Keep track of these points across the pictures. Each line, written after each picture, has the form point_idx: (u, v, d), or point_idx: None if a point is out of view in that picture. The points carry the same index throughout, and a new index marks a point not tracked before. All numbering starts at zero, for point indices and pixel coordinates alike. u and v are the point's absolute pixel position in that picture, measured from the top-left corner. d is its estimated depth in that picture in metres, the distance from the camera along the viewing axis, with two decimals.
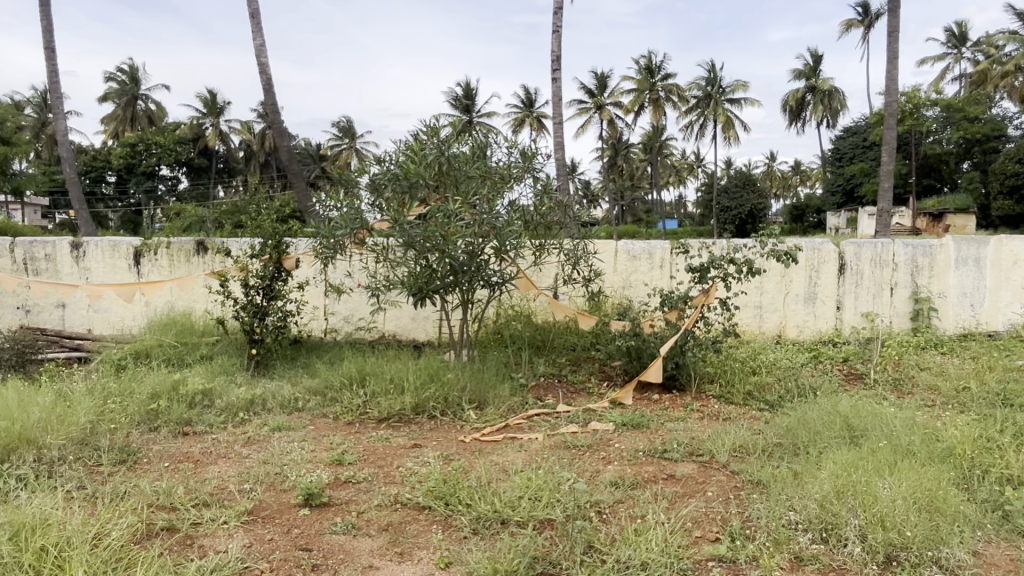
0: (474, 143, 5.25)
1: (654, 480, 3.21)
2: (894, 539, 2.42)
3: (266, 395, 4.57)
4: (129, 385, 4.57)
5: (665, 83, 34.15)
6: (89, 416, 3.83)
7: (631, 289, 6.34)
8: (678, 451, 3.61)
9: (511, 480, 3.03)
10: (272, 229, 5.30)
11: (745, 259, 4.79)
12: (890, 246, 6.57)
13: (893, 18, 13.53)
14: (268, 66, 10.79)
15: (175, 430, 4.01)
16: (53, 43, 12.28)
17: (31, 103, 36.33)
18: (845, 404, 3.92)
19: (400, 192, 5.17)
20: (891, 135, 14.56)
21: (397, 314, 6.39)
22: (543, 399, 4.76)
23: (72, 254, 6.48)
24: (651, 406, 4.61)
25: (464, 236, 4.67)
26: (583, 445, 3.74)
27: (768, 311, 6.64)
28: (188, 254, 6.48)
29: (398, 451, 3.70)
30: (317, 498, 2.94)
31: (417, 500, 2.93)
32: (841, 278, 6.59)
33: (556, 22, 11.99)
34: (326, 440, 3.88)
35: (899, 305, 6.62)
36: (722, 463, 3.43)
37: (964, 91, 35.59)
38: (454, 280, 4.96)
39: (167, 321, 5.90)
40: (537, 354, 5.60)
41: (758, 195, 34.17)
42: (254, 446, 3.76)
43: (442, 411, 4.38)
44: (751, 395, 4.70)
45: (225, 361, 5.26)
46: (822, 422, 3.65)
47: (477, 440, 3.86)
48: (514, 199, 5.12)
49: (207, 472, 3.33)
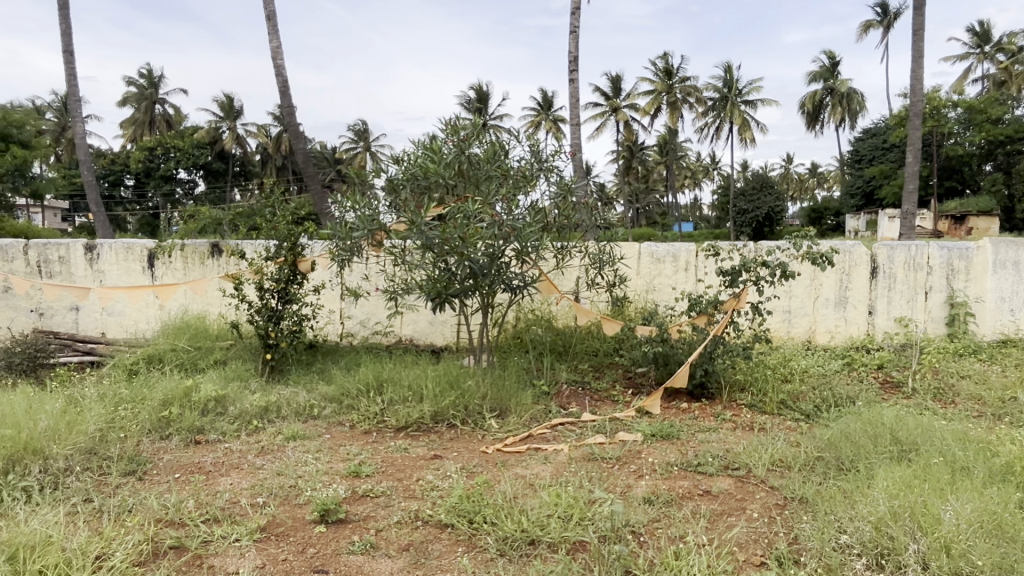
0: (494, 142, 5.09)
1: (689, 497, 3.03)
2: (962, 568, 2.20)
3: (280, 401, 4.42)
4: (141, 392, 4.44)
5: (682, 85, 33.86)
6: (98, 425, 3.71)
7: (656, 293, 6.15)
8: (712, 465, 3.43)
9: (539, 496, 2.86)
10: (288, 231, 5.15)
11: (779, 262, 4.55)
12: (924, 248, 6.32)
13: (920, 16, 13.26)
14: (284, 69, 10.72)
15: (187, 439, 3.87)
16: (73, 47, 12.31)
17: (52, 108, 36.78)
18: (888, 415, 3.71)
19: (418, 192, 5.00)
20: (917, 135, 14.27)
21: (414, 318, 6.23)
22: (567, 407, 4.58)
23: (86, 257, 6.39)
24: (680, 414, 4.42)
25: (484, 238, 4.52)
26: (612, 457, 3.55)
27: (798, 316, 6.42)
28: (203, 256, 6.37)
29: (419, 462, 3.53)
30: (333, 514, 2.78)
31: (439, 517, 2.76)
32: (873, 282, 6.36)
33: (573, 23, 11.86)
34: (343, 450, 3.73)
35: (934, 310, 6.37)
36: (761, 478, 3.25)
37: (987, 91, 34.94)
38: (473, 284, 4.78)
39: (180, 325, 5.78)
40: (559, 360, 5.43)
41: (777, 197, 33.72)
42: (268, 457, 3.62)
43: (463, 420, 4.20)
44: (785, 404, 4.49)
45: (238, 366, 5.12)
46: (867, 434, 3.43)
47: (500, 451, 3.70)
48: (535, 200, 4.98)
49: (219, 484, 3.19)
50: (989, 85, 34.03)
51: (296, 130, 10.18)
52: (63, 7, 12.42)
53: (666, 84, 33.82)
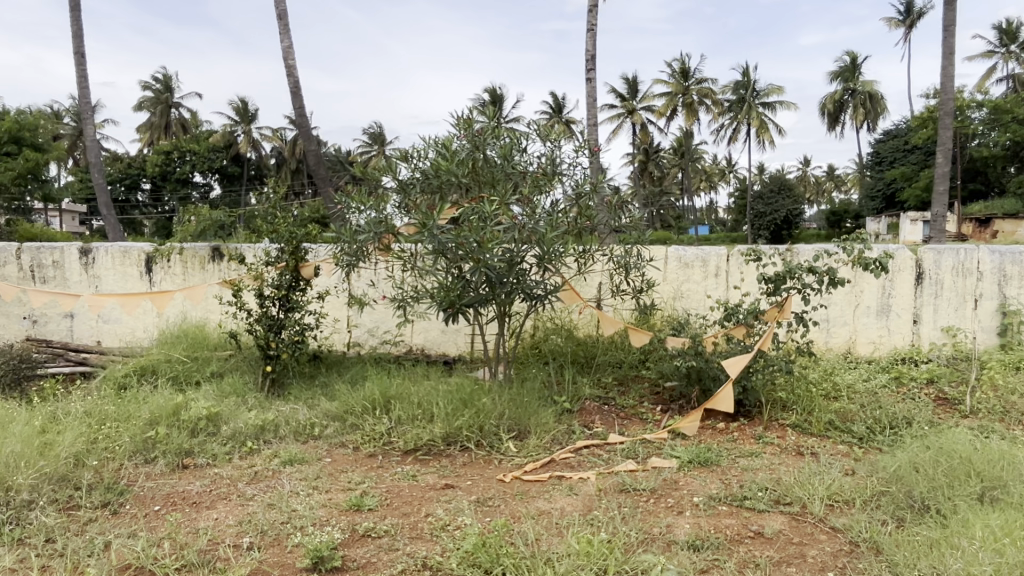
0: (512, 138, 4.70)
1: (739, 540, 2.62)
2: None
3: (278, 420, 4.05)
4: (128, 408, 4.09)
5: (699, 87, 33.31)
6: (74, 449, 3.36)
7: (686, 300, 5.73)
8: (761, 499, 3.01)
9: (567, 542, 2.46)
10: (290, 234, 4.74)
11: (828, 267, 4.11)
12: (974, 252, 5.83)
13: (950, 11, 12.76)
14: (295, 69, 10.41)
15: (174, 463, 3.51)
16: (85, 49, 12.08)
17: (69, 112, 36.94)
18: (960, 442, 3.27)
19: (429, 192, 4.66)
20: (948, 135, 13.51)
21: (426, 327, 5.89)
22: (591, 426, 4.18)
23: (82, 261, 6.08)
24: (717, 437, 4.00)
25: (502, 242, 4.14)
26: (647, 489, 3.14)
27: (837, 325, 6.00)
28: (203, 261, 6.03)
29: (428, 494, 3.14)
30: (328, 562, 2.39)
31: (451, 568, 2.37)
32: (919, 288, 5.90)
33: (590, 21, 11.47)
34: (344, 477, 3.34)
35: (985, 319, 5.87)
36: (818, 516, 2.84)
37: (1012, 91, 34.09)
38: (490, 293, 4.40)
39: (177, 335, 5.45)
40: (581, 373, 5.03)
41: (794, 199, 32.82)
42: (261, 485, 3.24)
43: (478, 442, 3.80)
44: (834, 424, 4.06)
45: (236, 380, 4.76)
46: (942, 467, 3.00)
47: (520, 480, 3.31)
48: (556, 200, 4.57)
49: (202, 520, 2.82)
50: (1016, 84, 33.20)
51: (306, 132, 9.84)
52: (74, 8, 12.21)
53: (682, 86, 33.36)
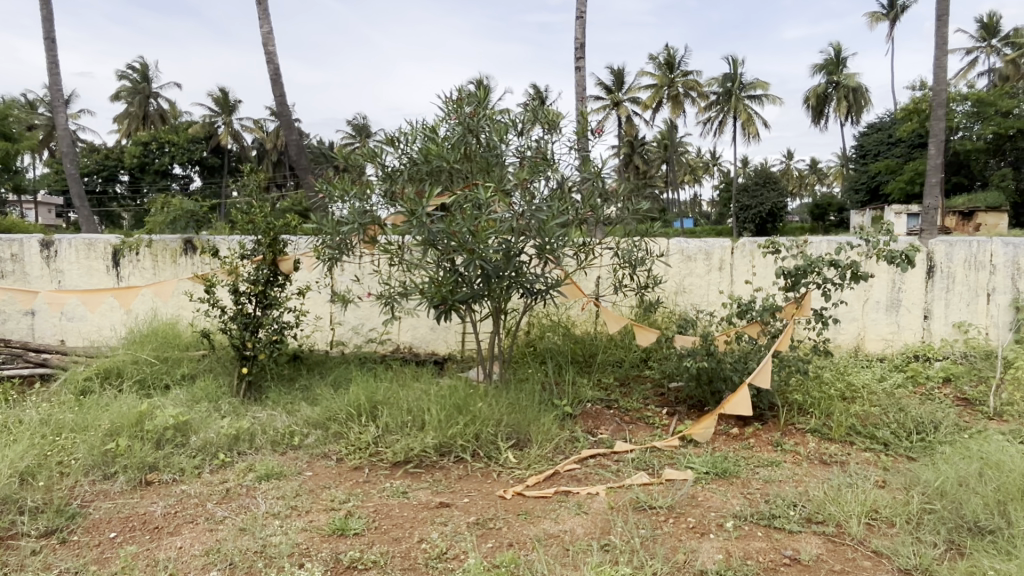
0: (507, 122, 4.35)
1: (774, 569, 2.32)
2: None
3: (254, 429, 3.68)
4: (88, 416, 3.71)
5: (686, 79, 33.07)
6: (20, 466, 2.98)
7: (690, 295, 5.44)
8: (793, 519, 2.70)
9: None
10: (267, 224, 4.38)
11: (851, 260, 3.80)
12: (986, 244, 5.50)
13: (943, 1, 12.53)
14: (275, 55, 9.97)
15: (135, 479, 3.14)
16: (54, 34, 11.57)
17: (44, 102, 36.04)
18: (1005, 452, 2.98)
19: (418, 179, 4.31)
20: (941, 127, 13.23)
21: (414, 324, 5.57)
22: (595, 433, 3.88)
23: (43, 254, 5.67)
24: (733, 444, 3.69)
25: (497, 232, 3.80)
26: (665, 507, 2.82)
27: (846, 322, 5.77)
28: (174, 254, 5.64)
29: (421, 514, 2.80)
30: None
31: None
32: (930, 283, 5.64)
33: (579, 8, 11.11)
34: (326, 495, 3.00)
35: (999, 313, 5.52)
36: (859, 537, 2.54)
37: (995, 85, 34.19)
38: (484, 288, 4.05)
39: (146, 333, 5.07)
40: (581, 373, 4.72)
41: (778, 194, 32.63)
42: (233, 504, 2.89)
43: (474, 453, 3.47)
44: (857, 429, 3.77)
45: (209, 383, 4.40)
46: (992, 483, 2.70)
47: (523, 498, 2.98)
48: (557, 186, 4.21)
49: (162, 550, 2.47)
50: (999, 78, 33.31)
51: (287, 121, 9.42)
52: None
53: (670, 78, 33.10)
